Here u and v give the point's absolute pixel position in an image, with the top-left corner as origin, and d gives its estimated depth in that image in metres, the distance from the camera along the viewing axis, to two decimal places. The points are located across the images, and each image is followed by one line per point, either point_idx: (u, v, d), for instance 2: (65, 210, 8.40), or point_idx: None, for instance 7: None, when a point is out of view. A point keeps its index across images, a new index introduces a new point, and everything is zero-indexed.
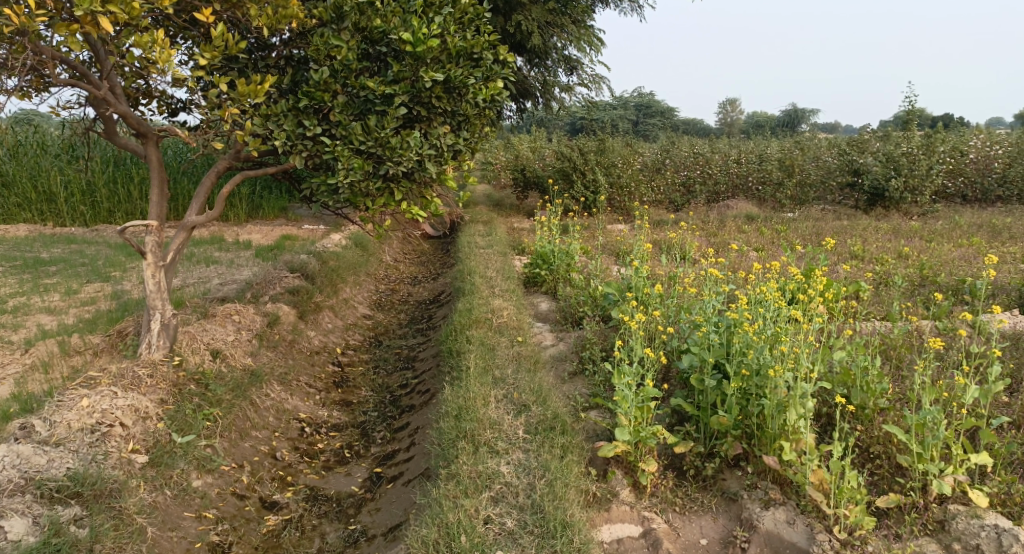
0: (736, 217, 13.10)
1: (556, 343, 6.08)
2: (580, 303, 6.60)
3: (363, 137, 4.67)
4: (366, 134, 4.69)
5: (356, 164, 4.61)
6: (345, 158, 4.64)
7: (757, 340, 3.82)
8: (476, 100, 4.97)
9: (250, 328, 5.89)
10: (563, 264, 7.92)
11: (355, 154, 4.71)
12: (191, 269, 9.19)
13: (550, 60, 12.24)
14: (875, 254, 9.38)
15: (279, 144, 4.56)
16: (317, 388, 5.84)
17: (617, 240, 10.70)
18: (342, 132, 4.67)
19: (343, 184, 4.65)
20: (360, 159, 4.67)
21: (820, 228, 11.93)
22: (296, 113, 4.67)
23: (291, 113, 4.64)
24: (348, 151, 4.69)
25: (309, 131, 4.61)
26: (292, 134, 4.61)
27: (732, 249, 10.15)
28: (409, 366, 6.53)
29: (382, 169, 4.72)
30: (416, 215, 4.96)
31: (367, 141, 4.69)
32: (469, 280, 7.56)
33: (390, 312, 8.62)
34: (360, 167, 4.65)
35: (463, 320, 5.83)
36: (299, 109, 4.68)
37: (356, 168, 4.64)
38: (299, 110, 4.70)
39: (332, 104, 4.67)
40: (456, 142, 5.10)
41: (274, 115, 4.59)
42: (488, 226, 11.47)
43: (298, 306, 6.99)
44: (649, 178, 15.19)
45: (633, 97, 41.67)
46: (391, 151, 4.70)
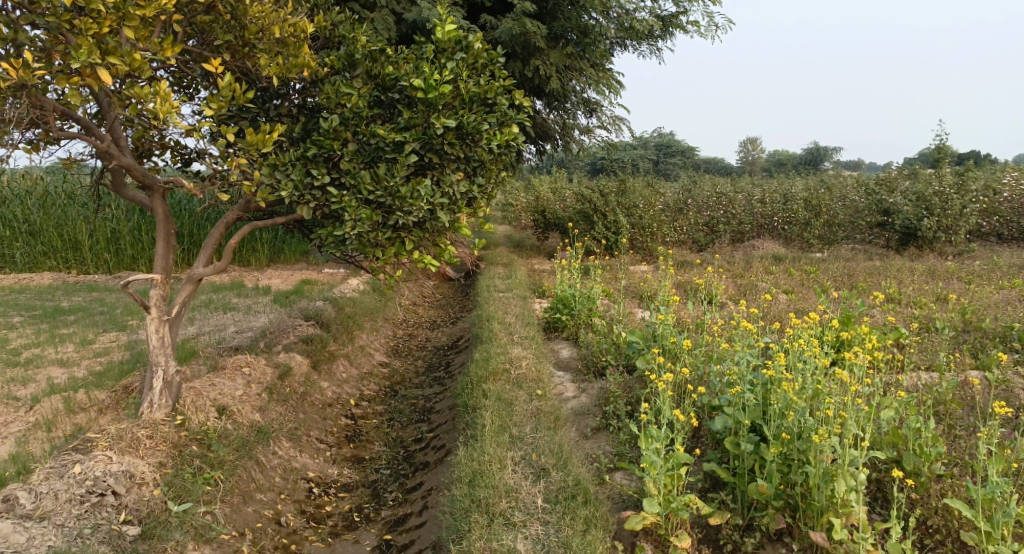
0: (763, 257, 12.78)
1: (578, 395, 5.79)
2: (603, 351, 6.31)
3: (373, 187, 4.49)
4: (375, 184, 4.50)
5: (367, 215, 4.44)
6: (354, 208, 4.45)
7: (795, 401, 3.52)
8: (491, 146, 4.80)
9: (260, 380, 5.69)
10: (584, 309, 7.65)
11: (364, 203, 4.52)
12: (208, 316, 9.07)
13: (570, 103, 12.15)
14: (912, 297, 9.01)
15: (286, 195, 4.38)
16: (328, 443, 5.59)
17: (641, 282, 10.41)
18: (351, 181, 4.50)
19: (351, 235, 4.45)
20: (371, 209, 4.49)
21: (852, 269, 11.55)
22: (306, 163, 4.53)
23: (300, 162, 4.48)
24: (358, 200, 4.51)
25: (318, 179, 4.44)
26: (301, 184, 4.44)
27: (761, 292, 9.83)
28: (425, 418, 6.25)
29: (393, 219, 4.53)
30: (429, 265, 4.75)
31: (376, 190, 4.51)
32: (488, 327, 7.32)
33: (407, 358, 8.38)
34: (369, 217, 4.46)
35: (481, 372, 5.57)
36: (308, 157, 4.52)
37: (365, 219, 4.45)
38: (309, 158, 4.55)
39: (342, 153, 4.52)
40: (470, 189, 4.91)
41: (283, 165, 4.45)
42: (508, 269, 11.26)
43: (311, 355, 6.78)
44: (672, 218, 14.96)
45: (653, 137, 41.76)
46: (401, 201, 4.50)
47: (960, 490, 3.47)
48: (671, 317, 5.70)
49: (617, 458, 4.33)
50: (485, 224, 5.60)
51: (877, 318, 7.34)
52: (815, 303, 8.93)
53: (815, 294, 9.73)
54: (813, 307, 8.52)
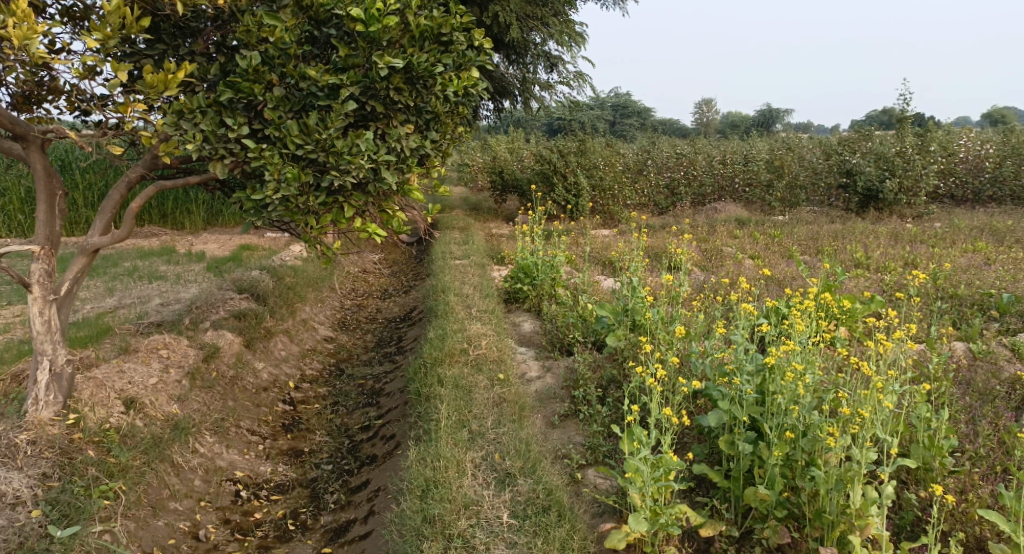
0: (726, 220, 12.40)
1: (542, 376, 5.26)
2: (569, 326, 5.81)
3: (299, 140, 3.77)
4: (304, 136, 3.80)
5: (293, 173, 3.76)
6: (277, 167, 3.76)
7: (808, 394, 2.99)
8: (446, 93, 4.12)
9: (182, 365, 5.00)
10: (547, 278, 7.09)
11: (291, 161, 3.84)
12: (131, 287, 8.21)
13: (529, 57, 11.42)
14: (880, 261, 8.73)
15: (193, 149, 3.63)
16: (262, 435, 4.94)
17: (603, 248, 9.90)
18: (275, 133, 3.79)
19: (273, 199, 3.77)
20: (298, 168, 3.82)
21: (817, 232, 11.25)
22: (218, 110, 3.75)
23: (211, 109, 3.72)
24: (283, 157, 3.82)
25: (234, 129, 3.72)
26: (211, 136, 3.70)
27: (727, 257, 9.45)
28: (373, 402, 5.65)
29: (325, 180, 3.86)
30: (370, 232, 4.09)
31: (305, 143, 3.81)
32: (443, 298, 6.72)
33: (354, 332, 7.71)
34: (296, 176, 3.77)
35: (434, 353, 4.97)
36: (221, 104, 3.76)
37: (291, 179, 3.77)
38: (222, 105, 3.80)
39: (263, 97, 3.77)
40: (420, 144, 4.26)
41: (188, 112, 3.67)
42: (464, 234, 10.62)
43: (245, 333, 6.07)
44: (633, 179, 14.50)
45: (609, 98, 41.19)
46: (333, 157, 3.82)
47: (981, 493, 3.05)
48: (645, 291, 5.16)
49: (589, 453, 3.83)
50: (439, 187, 4.95)
51: (850, 285, 6.99)
52: (784, 268, 8.57)
53: (782, 259, 9.38)
54: (783, 273, 8.15)
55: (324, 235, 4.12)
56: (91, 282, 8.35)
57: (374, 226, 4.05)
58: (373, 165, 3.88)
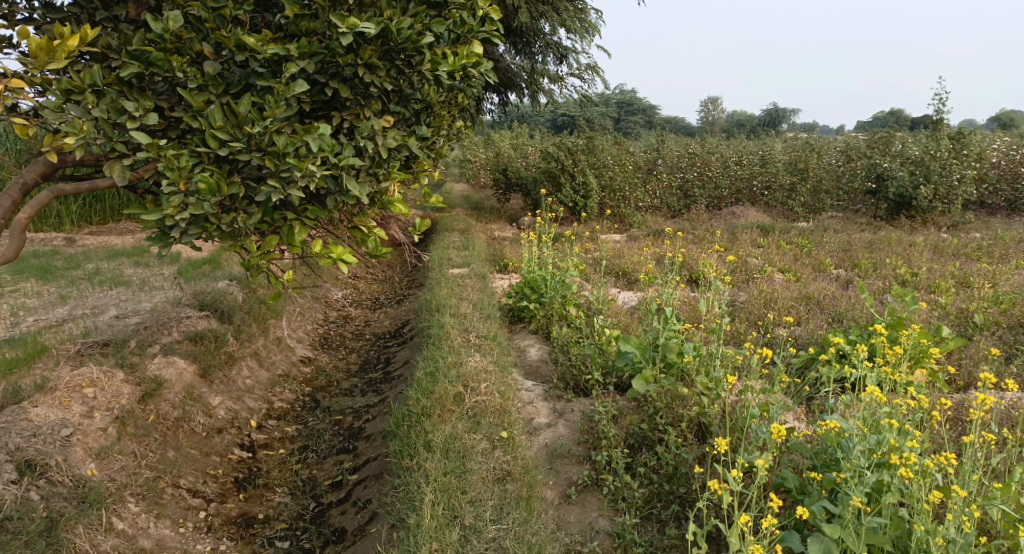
0: (748, 226, 11.41)
1: (553, 425, 4.33)
2: (585, 360, 4.90)
3: (224, 135, 2.83)
4: (232, 130, 2.86)
5: (207, 181, 2.82)
6: (187, 172, 2.83)
7: (949, 519, 2.28)
8: (437, 73, 3.17)
9: (109, 408, 4.07)
10: (557, 295, 6.14)
11: (213, 165, 2.91)
12: (87, 295, 7.26)
13: (537, 46, 10.35)
14: (927, 279, 7.78)
15: (76, 144, 2.71)
16: (209, 495, 4.03)
17: (617, 256, 8.96)
18: (193, 123, 2.85)
19: (183, 218, 2.84)
20: (221, 174, 2.89)
21: (849, 242, 10.27)
22: (123, 91, 2.84)
23: (111, 89, 2.81)
24: (201, 157, 2.88)
25: (139, 118, 2.80)
26: (106, 125, 2.78)
27: (753, 270, 8.52)
28: (349, 448, 4.73)
29: (260, 191, 2.92)
30: (328, 257, 3.16)
31: (236, 139, 2.87)
32: (436, 320, 5.78)
33: (337, 352, 6.75)
34: (213, 187, 2.84)
35: (421, 399, 4.02)
36: (125, 81, 2.84)
37: (204, 190, 2.82)
38: (130, 83, 2.87)
39: (182, 75, 2.84)
40: (402, 142, 3.32)
41: (80, 93, 2.77)
42: (464, 236, 9.68)
43: (200, 359, 5.13)
44: (643, 180, 13.60)
45: (614, 95, 40.25)
46: (271, 161, 2.87)
47: None
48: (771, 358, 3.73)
49: None
50: (429, 193, 4.01)
51: (905, 310, 6.04)
52: (821, 285, 7.61)
53: (816, 274, 8.43)
54: (820, 290, 7.22)
55: (268, 260, 3.20)
56: (42, 287, 7.40)
57: (338, 249, 3.13)
58: (330, 171, 2.94)
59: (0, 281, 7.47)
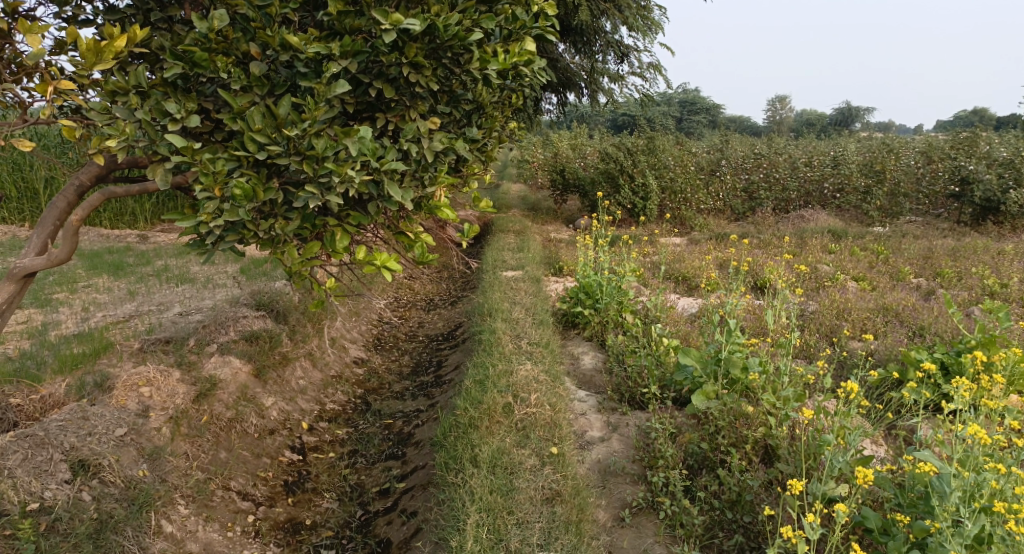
0: (818, 231, 10.90)
1: (605, 439, 4.16)
2: (640, 372, 4.70)
3: (263, 138, 2.78)
4: (270, 133, 2.81)
5: (243, 186, 2.77)
6: (222, 177, 2.79)
7: None
8: (486, 72, 3.05)
9: (164, 407, 4.11)
10: (613, 302, 5.95)
11: (252, 169, 2.86)
12: (153, 291, 7.43)
13: (598, 45, 10.19)
14: (1015, 291, 7.25)
15: (119, 147, 2.73)
16: (258, 499, 4.02)
17: (677, 260, 8.68)
18: (234, 125, 2.81)
19: (218, 224, 2.79)
20: (259, 179, 2.84)
21: (929, 249, 9.68)
22: (168, 92, 2.83)
23: (156, 90, 2.79)
24: (240, 161, 2.83)
25: (182, 120, 2.80)
26: (149, 127, 2.77)
27: (823, 277, 8.11)
28: (397, 454, 4.66)
29: (298, 197, 2.86)
30: (373, 264, 3.09)
31: (275, 141, 2.81)
32: (489, 324, 5.67)
33: (389, 353, 6.72)
34: (248, 193, 2.78)
35: (469, 409, 3.91)
36: (170, 82, 2.83)
37: (240, 196, 2.77)
38: (175, 85, 2.86)
39: (226, 75, 2.81)
40: (449, 145, 3.23)
41: (125, 95, 2.77)
42: (520, 238, 9.56)
43: (254, 360, 5.15)
44: (706, 182, 13.22)
45: (678, 94, 39.55)
46: (309, 165, 2.81)
47: None
48: (853, 391, 3.53)
49: None
50: (480, 197, 3.91)
51: (991, 325, 5.60)
52: (897, 296, 7.17)
53: (892, 283, 7.96)
54: (896, 300, 6.79)
55: (311, 267, 3.14)
56: (112, 283, 7.63)
57: (382, 256, 3.05)
58: (370, 176, 2.86)
59: (75, 276, 7.74)
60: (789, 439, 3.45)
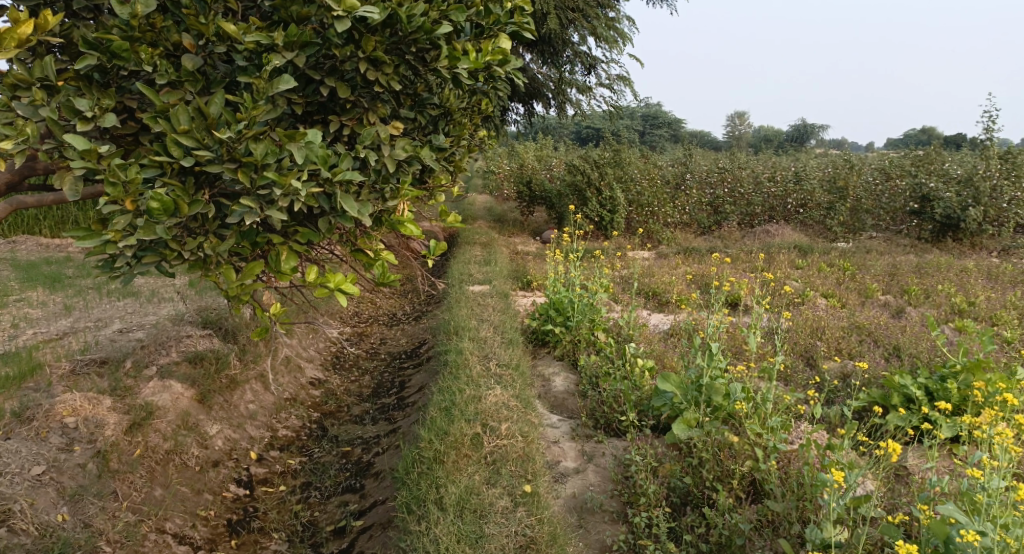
0: (785, 247, 10.83)
1: (581, 471, 3.87)
2: (616, 397, 4.43)
3: (190, 142, 2.45)
4: (200, 135, 2.47)
5: (161, 198, 2.41)
6: (135, 188, 2.43)
7: None
8: (456, 71, 2.81)
9: (91, 440, 3.71)
10: (584, 320, 5.68)
11: (177, 178, 2.52)
12: (93, 305, 6.93)
13: (566, 55, 10.00)
14: (984, 309, 7.19)
15: (14, 150, 2.40)
16: (197, 542, 3.66)
17: (647, 275, 8.47)
18: (154, 126, 2.45)
19: (130, 243, 2.43)
20: (184, 190, 2.50)
21: (895, 266, 9.65)
22: (81, 87, 2.49)
23: (67, 85, 2.46)
24: (163, 168, 2.49)
25: (97, 119, 2.46)
26: (54, 127, 2.43)
27: (794, 293, 7.97)
28: (355, 487, 4.30)
29: (233, 212, 2.53)
30: (326, 287, 2.77)
31: (204, 145, 2.48)
32: (454, 344, 5.36)
33: (349, 372, 6.34)
34: (167, 206, 2.42)
35: (434, 442, 3.58)
36: (83, 76, 2.49)
37: (157, 210, 2.41)
38: (92, 80, 2.52)
39: (152, 69, 2.50)
40: (412, 154, 2.95)
41: (27, 88, 2.43)
42: (486, 250, 9.27)
43: (198, 384, 4.73)
44: (673, 195, 13.11)
45: (641, 108, 39.83)
46: (244, 174, 2.49)
47: None
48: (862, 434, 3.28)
49: None
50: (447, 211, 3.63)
51: (968, 344, 5.47)
52: (870, 313, 7.05)
53: (863, 300, 7.85)
54: (869, 318, 6.66)
55: (253, 291, 2.82)
56: (48, 296, 7.09)
57: (336, 278, 2.73)
58: (320, 188, 2.56)
59: (6, 289, 7.17)
60: (779, 474, 3.21)
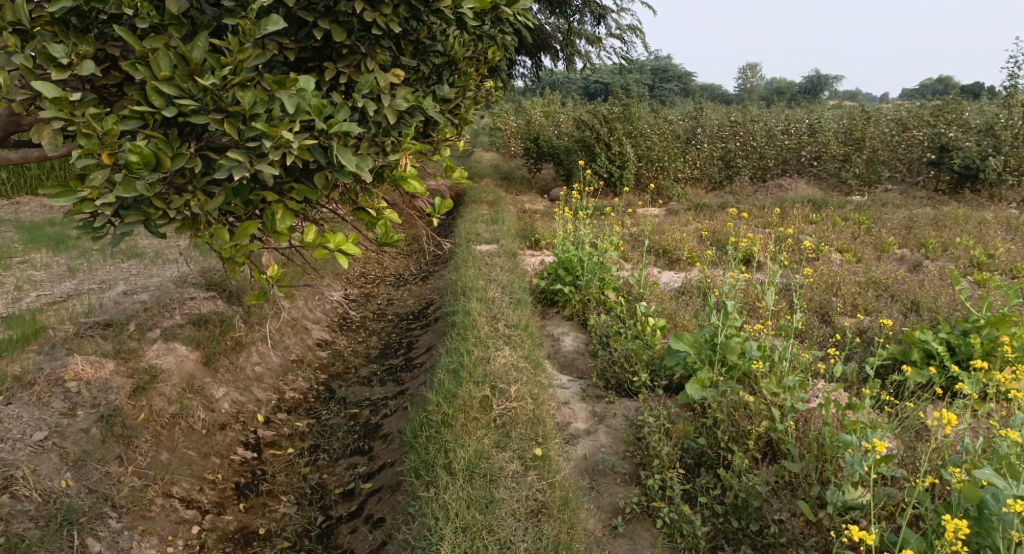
0: (799, 201, 10.59)
1: (593, 432, 3.79)
2: (628, 357, 4.33)
3: (173, 90, 2.30)
4: (183, 83, 2.33)
5: (140, 151, 2.29)
6: (113, 140, 2.30)
7: None
8: (461, 11, 2.69)
9: (94, 405, 3.66)
10: (594, 278, 5.54)
11: (161, 129, 2.39)
12: (97, 267, 6.85)
13: (574, 6, 9.65)
14: (1004, 263, 7.00)
15: None
16: (205, 506, 3.63)
17: (657, 232, 8.31)
18: (133, 73, 2.29)
19: (111, 199, 2.30)
20: (166, 142, 2.36)
21: (911, 219, 9.40)
22: (58, 32, 2.34)
23: (42, 30, 2.32)
24: (144, 119, 2.35)
25: (73, 66, 2.32)
26: (29, 75, 2.31)
27: (808, 248, 7.80)
28: (363, 449, 4.24)
29: (221, 166, 2.41)
30: (326, 248, 2.64)
31: (186, 92, 2.33)
32: (462, 304, 5.26)
33: (356, 334, 6.25)
34: (148, 159, 2.30)
35: (443, 405, 3.51)
36: (59, 21, 2.34)
37: (136, 163, 2.29)
38: (69, 25, 2.36)
39: (132, 12, 2.33)
40: (415, 104, 2.82)
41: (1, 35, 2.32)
42: (493, 208, 9.11)
43: (203, 346, 4.66)
44: (683, 150, 12.84)
45: (649, 61, 39.00)
46: (230, 124, 2.34)
47: None
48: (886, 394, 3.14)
49: None
50: (452, 167, 3.49)
51: (989, 299, 5.31)
52: (887, 268, 6.88)
53: (878, 255, 7.67)
54: (886, 273, 6.50)
55: (249, 252, 2.70)
56: (53, 258, 7.01)
57: (336, 238, 2.59)
58: (314, 140, 2.42)
59: (10, 251, 7.10)
60: (796, 437, 3.12)
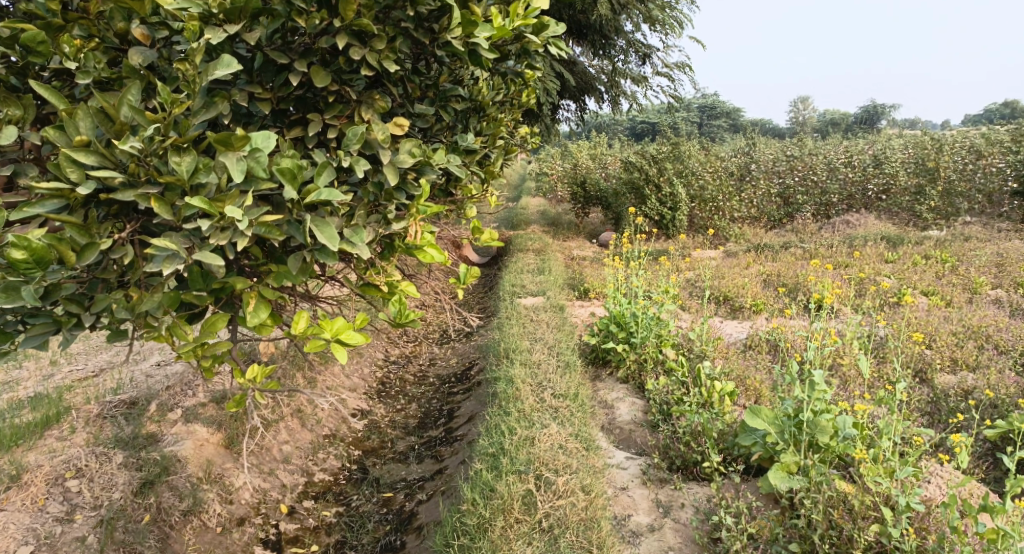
0: (871, 238, 9.80)
1: (659, 528, 3.22)
2: (692, 433, 3.74)
3: (90, 158, 2.01)
4: (104, 150, 2.03)
5: (27, 247, 1.93)
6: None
7: None
8: (472, 42, 2.41)
9: (96, 506, 3.39)
10: (651, 336, 4.99)
11: (91, 207, 2.10)
12: None
13: (618, 46, 9.27)
14: None
15: None
16: None
17: (718, 278, 7.69)
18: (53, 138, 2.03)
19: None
20: (81, 229, 2.04)
21: (1000, 255, 8.52)
22: None
23: None
24: (65, 198, 2.04)
25: None
26: None
27: (887, 292, 7.04)
28: (395, 545, 3.77)
29: (154, 255, 2.07)
30: (321, 337, 2.31)
31: (108, 163, 2.04)
32: (505, 369, 4.79)
33: (395, 401, 5.75)
34: (38, 253, 1.93)
35: (478, 506, 3.06)
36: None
37: (24, 262, 1.93)
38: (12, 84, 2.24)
39: (77, 65, 2.20)
40: (422, 159, 2.47)
41: None
42: (540, 257, 8.68)
43: (225, 427, 4.22)
44: (738, 188, 12.22)
45: (697, 99, 38.47)
46: (163, 200, 2.05)
47: None
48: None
49: None
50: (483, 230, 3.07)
51: None
52: (983, 313, 6.08)
53: (972, 298, 6.85)
54: (985, 319, 5.71)
55: (219, 348, 2.37)
56: None
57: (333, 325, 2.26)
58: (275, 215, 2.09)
59: None
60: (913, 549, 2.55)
